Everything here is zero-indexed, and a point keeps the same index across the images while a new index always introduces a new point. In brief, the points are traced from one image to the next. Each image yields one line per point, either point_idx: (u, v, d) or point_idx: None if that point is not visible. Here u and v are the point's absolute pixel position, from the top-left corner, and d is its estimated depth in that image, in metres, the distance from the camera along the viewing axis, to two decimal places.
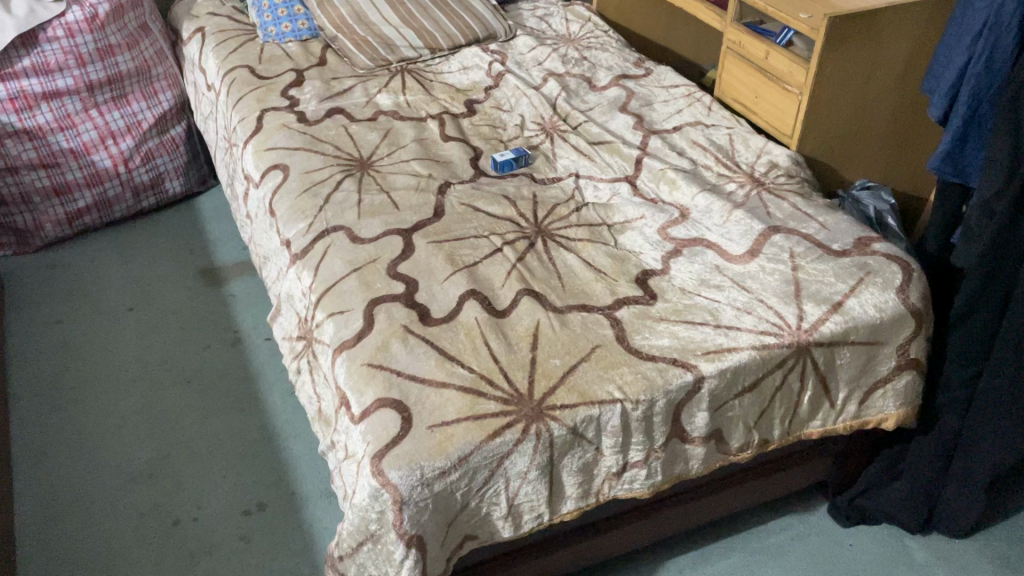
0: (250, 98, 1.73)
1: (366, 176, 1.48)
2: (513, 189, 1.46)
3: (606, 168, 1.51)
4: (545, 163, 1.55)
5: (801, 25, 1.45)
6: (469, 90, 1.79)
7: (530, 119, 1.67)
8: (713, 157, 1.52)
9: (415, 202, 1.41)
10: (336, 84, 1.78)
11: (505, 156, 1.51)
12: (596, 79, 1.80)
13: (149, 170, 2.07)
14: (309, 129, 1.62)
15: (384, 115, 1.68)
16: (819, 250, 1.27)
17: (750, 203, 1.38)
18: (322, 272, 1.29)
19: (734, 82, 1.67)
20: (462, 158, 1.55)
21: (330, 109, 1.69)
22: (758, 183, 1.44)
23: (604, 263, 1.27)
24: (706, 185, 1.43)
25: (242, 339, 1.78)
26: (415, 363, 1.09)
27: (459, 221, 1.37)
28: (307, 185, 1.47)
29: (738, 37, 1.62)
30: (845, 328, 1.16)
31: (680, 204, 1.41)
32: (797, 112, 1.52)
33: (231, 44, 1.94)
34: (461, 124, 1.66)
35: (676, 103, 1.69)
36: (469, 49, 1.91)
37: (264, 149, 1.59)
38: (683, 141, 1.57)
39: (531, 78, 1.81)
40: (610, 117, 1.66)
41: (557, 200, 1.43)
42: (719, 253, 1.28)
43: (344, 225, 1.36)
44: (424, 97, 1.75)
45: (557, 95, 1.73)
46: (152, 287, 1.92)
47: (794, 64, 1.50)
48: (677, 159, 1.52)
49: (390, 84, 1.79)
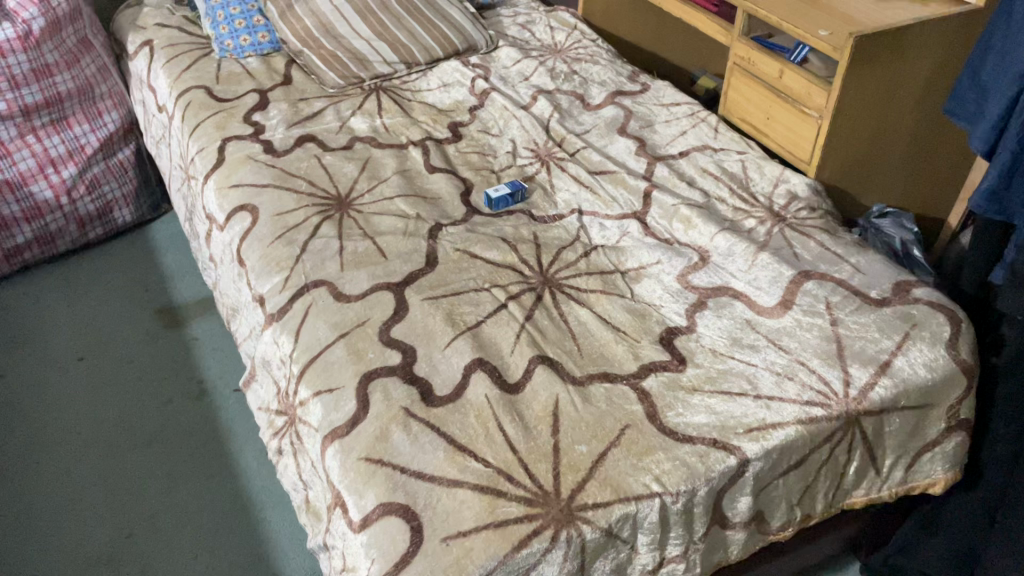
0: (209, 125, 1.56)
1: (347, 219, 1.33)
2: (511, 230, 1.32)
3: (611, 203, 1.38)
4: (543, 197, 1.41)
5: (822, 44, 1.32)
6: (451, 111, 1.63)
7: (522, 145, 1.53)
8: (727, 187, 1.39)
9: (405, 249, 1.27)
10: (305, 106, 1.62)
11: (500, 192, 1.37)
12: (590, 96, 1.66)
13: (95, 199, 1.88)
14: (277, 161, 1.46)
15: (360, 143, 1.53)
16: (857, 298, 1.15)
17: (774, 243, 1.26)
18: (304, 339, 1.13)
19: (742, 101, 1.54)
20: (451, 193, 1.40)
21: (301, 137, 1.53)
22: (780, 218, 1.32)
23: (623, 320, 1.14)
24: (724, 222, 1.31)
25: (207, 391, 1.61)
26: (421, 455, 0.95)
27: (455, 271, 1.23)
28: (280, 232, 1.31)
29: (746, 53, 1.49)
30: (895, 393, 1.05)
31: (696, 245, 1.28)
32: (816, 137, 1.39)
33: (184, 60, 1.75)
34: (447, 153, 1.52)
35: (679, 123, 1.56)
36: (449, 62, 1.76)
37: (229, 187, 1.42)
38: (692, 168, 1.44)
39: (519, 97, 1.66)
40: (609, 141, 1.53)
41: (561, 242, 1.30)
42: (749, 305, 1.16)
43: (326, 279, 1.21)
44: (403, 120, 1.59)
45: (549, 116, 1.59)
46: (103, 332, 1.73)
47: (813, 86, 1.37)
48: (688, 190, 1.39)
49: (364, 105, 1.63)
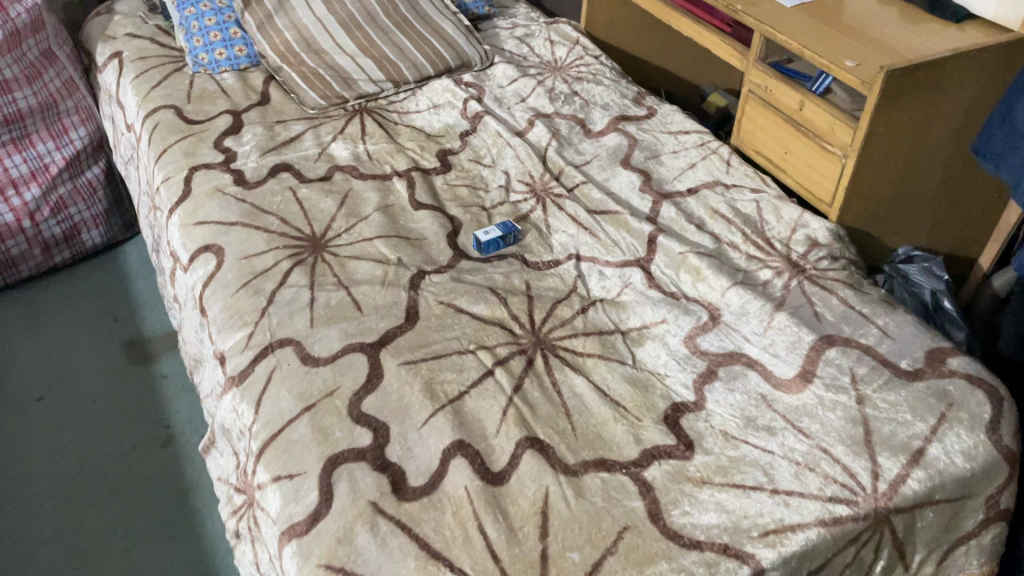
0: (176, 150, 1.43)
1: (321, 265, 1.21)
2: (501, 278, 1.20)
3: (612, 247, 1.25)
4: (538, 240, 1.28)
5: (848, 76, 1.19)
6: (441, 136, 1.51)
7: (516, 178, 1.40)
8: (740, 232, 1.26)
9: (382, 302, 1.14)
10: (282, 130, 1.49)
11: (490, 235, 1.24)
12: (591, 122, 1.54)
13: (61, 222, 1.75)
14: (248, 195, 1.34)
15: (340, 173, 1.40)
16: (885, 371, 1.03)
17: (791, 301, 1.14)
18: (265, 410, 1.01)
19: (757, 132, 1.41)
20: (437, 234, 1.28)
21: (275, 165, 1.40)
22: (798, 270, 1.20)
23: (623, 392, 1.01)
24: (737, 274, 1.18)
25: (175, 436, 1.49)
26: (388, 564, 0.83)
27: (438, 328, 1.11)
28: (246, 279, 1.18)
29: (763, 80, 1.36)
30: (930, 487, 0.92)
31: (705, 300, 1.15)
32: (839, 177, 1.26)
33: (154, 75, 1.63)
34: (434, 186, 1.39)
35: (687, 155, 1.44)
36: (439, 81, 1.63)
37: (193, 224, 1.30)
38: (701, 208, 1.32)
39: (515, 122, 1.53)
40: (611, 175, 1.40)
41: (555, 294, 1.18)
42: (765, 375, 1.04)
43: (294, 337, 1.09)
44: (388, 146, 1.47)
45: (547, 144, 1.46)
46: (65, 368, 1.61)
47: (837, 121, 1.24)
48: (697, 235, 1.26)
49: (346, 129, 1.51)
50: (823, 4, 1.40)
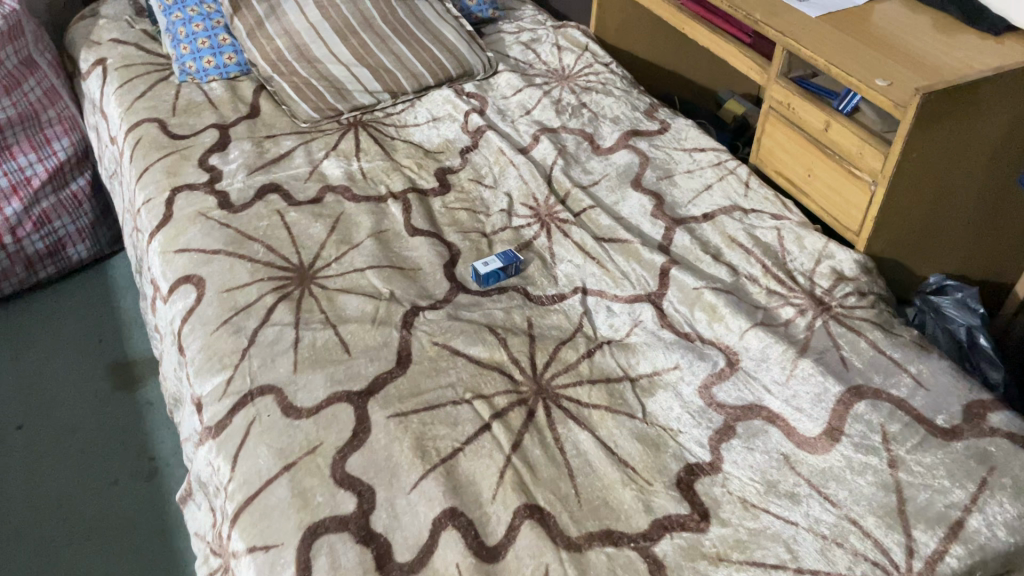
0: (158, 169, 1.35)
1: (308, 299, 1.12)
2: (501, 315, 1.12)
3: (621, 280, 1.16)
4: (541, 270, 1.20)
5: (880, 97, 1.09)
6: (440, 153, 1.42)
7: (519, 200, 1.31)
8: (760, 264, 1.17)
9: (372, 343, 1.06)
10: (271, 146, 1.41)
11: (490, 266, 1.16)
12: (600, 137, 1.44)
13: (44, 236, 1.68)
14: (233, 219, 1.26)
15: (331, 195, 1.32)
16: (920, 428, 0.94)
17: (815, 344, 1.05)
18: (242, 467, 0.93)
19: (778, 152, 1.31)
20: (433, 264, 1.19)
21: (263, 187, 1.32)
22: (823, 307, 1.11)
23: (631, 451, 0.93)
24: (756, 312, 1.09)
25: (158, 470, 1.42)
26: None
27: (431, 373, 1.02)
28: (227, 315, 1.10)
29: (785, 96, 1.26)
30: (971, 565, 0.82)
31: (720, 342, 1.06)
32: (869, 205, 1.17)
33: (138, 84, 1.54)
34: (431, 209, 1.30)
35: (703, 175, 1.34)
36: (439, 91, 1.54)
37: (174, 252, 1.22)
38: (718, 236, 1.22)
39: (519, 137, 1.44)
40: (621, 197, 1.31)
41: (559, 333, 1.09)
42: (788, 432, 0.95)
43: (275, 383, 1.01)
44: (383, 164, 1.38)
45: (552, 163, 1.37)
46: (47, 395, 1.54)
47: (867, 145, 1.14)
48: (713, 266, 1.17)
49: (339, 144, 1.42)
50: (850, 13, 1.30)
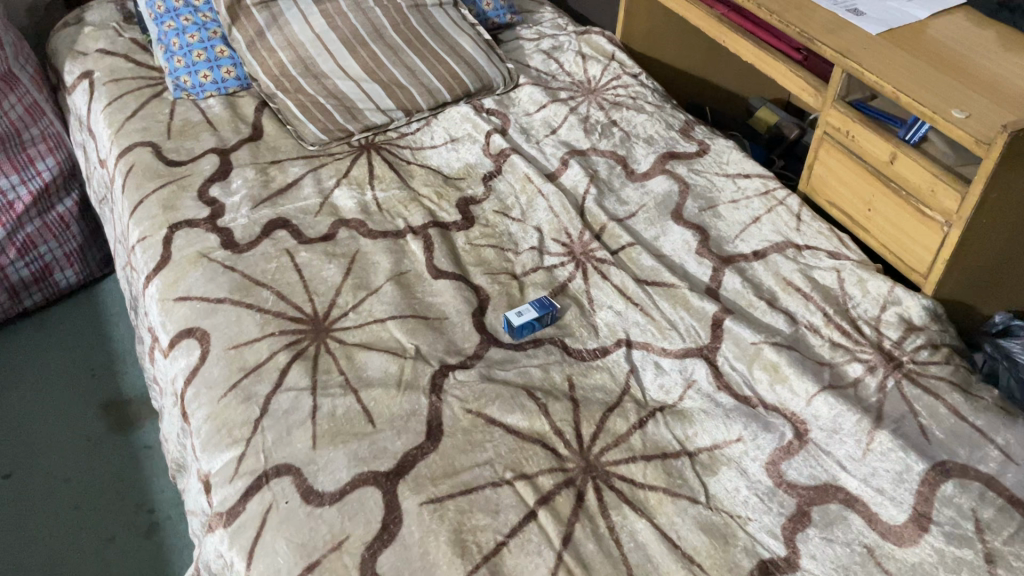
0: (153, 202, 1.23)
1: (324, 357, 1.01)
2: (539, 373, 1.01)
3: (669, 330, 1.06)
4: (579, 318, 1.09)
5: (958, 132, 0.98)
6: (460, 179, 1.31)
7: (550, 235, 1.20)
8: (821, 312, 1.07)
9: (399, 411, 0.95)
10: (277, 173, 1.29)
11: (524, 317, 1.04)
12: (634, 160, 1.33)
13: (30, 263, 1.56)
14: (238, 261, 1.14)
15: (344, 230, 1.21)
16: (1016, 514, 0.84)
17: (889, 411, 0.95)
18: (259, 565, 0.83)
19: (833, 182, 1.20)
20: (461, 312, 1.08)
21: (270, 222, 1.21)
22: (894, 364, 1.00)
23: (697, 544, 0.83)
24: (821, 371, 0.99)
25: (159, 525, 1.31)
26: None
27: (466, 447, 0.92)
28: (235, 379, 0.99)
29: (845, 123, 1.14)
30: None
31: (784, 408, 0.96)
32: (940, 248, 1.06)
33: (129, 102, 1.42)
34: (454, 246, 1.19)
35: (749, 205, 1.23)
36: (457, 108, 1.43)
37: (174, 300, 1.10)
38: (771, 278, 1.12)
39: (546, 161, 1.33)
40: (661, 231, 1.20)
41: (604, 396, 0.98)
42: (869, 520, 0.85)
43: (293, 462, 0.90)
44: (400, 194, 1.27)
45: (584, 191, 1.26)
46: (36, 439, 1.43)
47: (940, 183, 1.03)
48: (769, 314, 1.07)
49: (351, 171, 1.31)
50: (914, 28, 1.18)
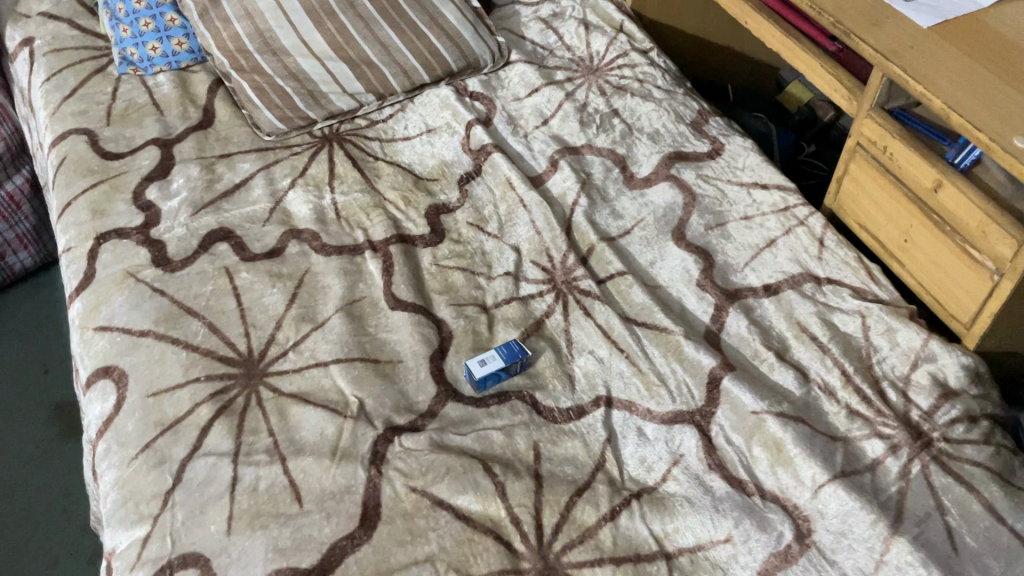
0: (82, 205, 1.09)
1: (253, 412, 0.88)
2: (501, 439, 0.86)
3: (657, 387, 0.90)
4: (554, 366, 0.93)
5: (1015, 166, 0.79)
6: (432, 181, 1.15)
7: (529, 256, 1.04)
8: (839, 369, 0.90)
9: (331, 488, 0.82)
10: (225, 171, 1.14)
11: (488, 367, 0.90)
12: (635, 161, 1.15)
13: None
14: (169, 283, 1.00)
15: (295, 244, 1.06)
16: None
17: (911, 508, 0.79)
18: None
19: (866, 202, 1.03)
20: (417, 355, 0.94)
21: (211, 234, 1.06)
22: (922, 443, 0.84)
23: None
24: (832, 451, 0.83)
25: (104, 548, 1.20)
26: None
27: (404, 538, 0.78)
28: (150, 436, 0.86)
29: (882, 138, 0.96)
30: None
31: (785, 499, 0.81)
32: (988, 299, 0.88)
33: (68, 77, 1.26)
34: (418, 267, 1.04)
35: (764, 223, 1.06)
36: (436, 91, 1.27)
37: (93, 329, 0.97)
38: (783, 322, 0.96)
39: (532, 161, 1.17)
40: (658, 255, 1.04)
41: (574, 472, 0.84)
42: None
43: (202, 552, 0.78)
44: (362, 198, 1.11)
45: (573, 202, 1.09)
46: None
47: (991, 223, 0.84)
48: (776, 370, 0.91)
49: (309, 169, 1.15)
50: (979, 19, 0.97)
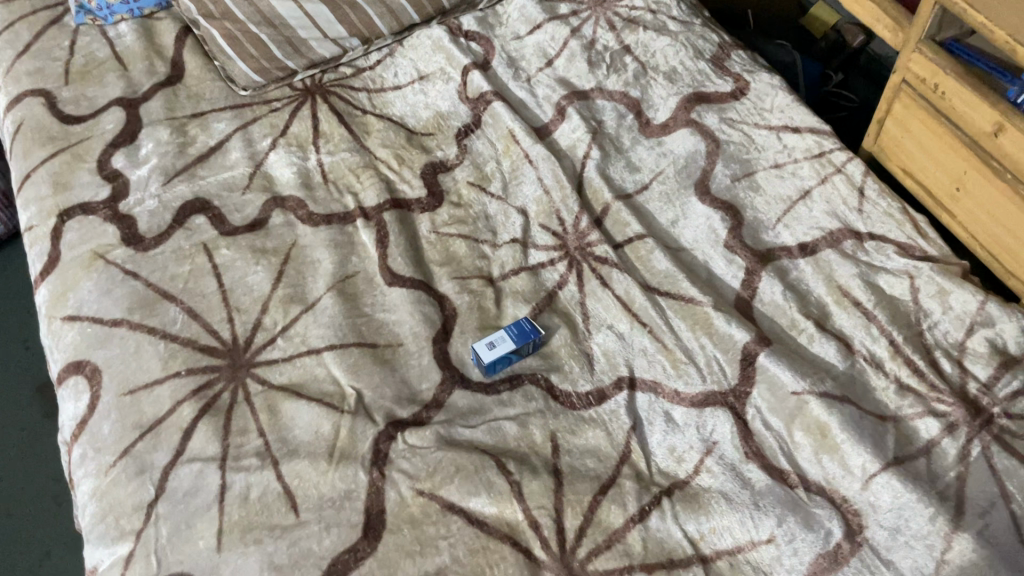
0: (42, 177, 0.98)
1: (241, 410, 0.80)
2: (515, 431, 0.78)
3: (685, 366, 0.82)
4: (569, 344, 0.85)
5: None
6: (428, 135, 1.05)
7: (538, 219, 0.95)
8: (886, 338, 0.81)
9: (330, 494, 0.74)
10: (198, 132, 1.03)
11: (497, 351, 0.81)
12: (650, 106, 1.04)
13: None
14: (143, 263, 0.90)
15: (279, 213, 0.96)
16: None
17: (972, 497, 0.71)
18: None
19: (911, 145, 0.92)
20: (419, 338, 0.85)
21: (186, 206, 0.96)
22: (982, 421, 0.76)
23: None
24: (883, 434, 0.75)
25: None
26: None
27: (413, 549, 0.71)
28: (128, 441, 0.78)
29: (932, 74, 0.85)
30: None
31: (832, 490, 0.73)
32: None
33: (21, 31, 1.14)
34: (417, 237, 0.95)
35: (797, 172, 0.95)
36: (427, 32, 1.15)
37: (62, 318, 0.88)
38: (821, 285, 0.86)
39: (537, 109, 1.06)
40: (680, 214, 0.94)
41: (596, 465, 0.76)
42: None
43: (191, 571, 0.70)
44: (352, 158, 1.01)
45: (584, 156, 0.99)
46: None
47: None
48: (816, 342, 0.82)
49: (291, 127, 1.04)
50: None
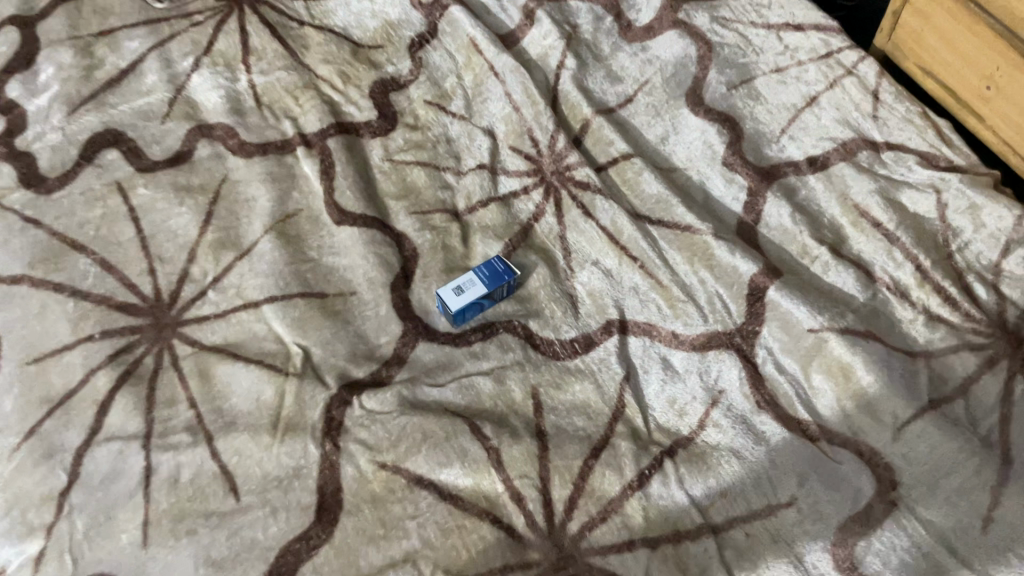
0: None
1: (167, 377, 0.67)
2: (490, 388, 0.67)
3: (684, 304, 0.71)
4: (549, 284, 0.74)
5: None
6: (377, 50, 0.91)
7: (507, 142, 0.83)
8: (913, 263, 0.71)
9: (276, 472, 0.63)
10: (106, 53, 0.88)
11: (465, 298, 0.69)
12: (632, 7, 0.92)
13: None
14: (46, 208, 0.77)
15: (205, 145, 0.82)
16: None
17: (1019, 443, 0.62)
18: None
19: (932, 40, 0.81)
20: (375, 285, 0.73)
21: (96, 139, 0.82)
22: None
23: None
24: (914, 374, 0.65)
25: None
26: None
27: (375, 534, 0.60)
28: (34, 419, 0.65)
29: None
30: None
31: (858, 442, 0.63)
32: None
33: None
34: (368, 167, 0.82)
35: (802, 77, 0.83)
36: None
37: None
38: (835, 205, 0.75)
39: (502, 15, 0.93)
40: (669, 129, 0.83)
41: (586, 424, 0.66)
42: None
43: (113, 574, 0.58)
44: (289, 78, 0.87)
45: (557, 67, 0.87)
46: None
47: None
48: (833, 271, 0.71)
49: (215, 42, 0.89)
50: None
